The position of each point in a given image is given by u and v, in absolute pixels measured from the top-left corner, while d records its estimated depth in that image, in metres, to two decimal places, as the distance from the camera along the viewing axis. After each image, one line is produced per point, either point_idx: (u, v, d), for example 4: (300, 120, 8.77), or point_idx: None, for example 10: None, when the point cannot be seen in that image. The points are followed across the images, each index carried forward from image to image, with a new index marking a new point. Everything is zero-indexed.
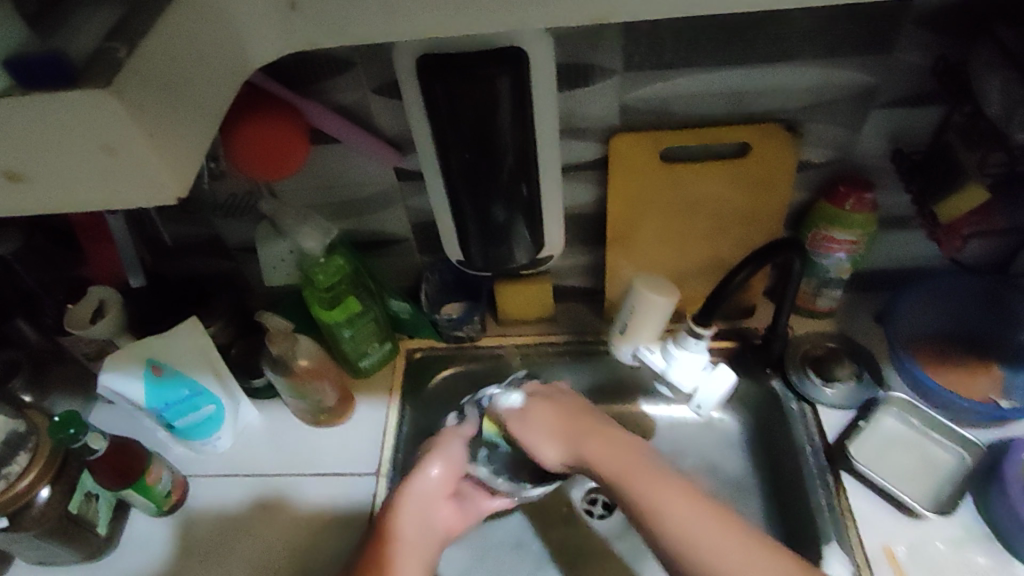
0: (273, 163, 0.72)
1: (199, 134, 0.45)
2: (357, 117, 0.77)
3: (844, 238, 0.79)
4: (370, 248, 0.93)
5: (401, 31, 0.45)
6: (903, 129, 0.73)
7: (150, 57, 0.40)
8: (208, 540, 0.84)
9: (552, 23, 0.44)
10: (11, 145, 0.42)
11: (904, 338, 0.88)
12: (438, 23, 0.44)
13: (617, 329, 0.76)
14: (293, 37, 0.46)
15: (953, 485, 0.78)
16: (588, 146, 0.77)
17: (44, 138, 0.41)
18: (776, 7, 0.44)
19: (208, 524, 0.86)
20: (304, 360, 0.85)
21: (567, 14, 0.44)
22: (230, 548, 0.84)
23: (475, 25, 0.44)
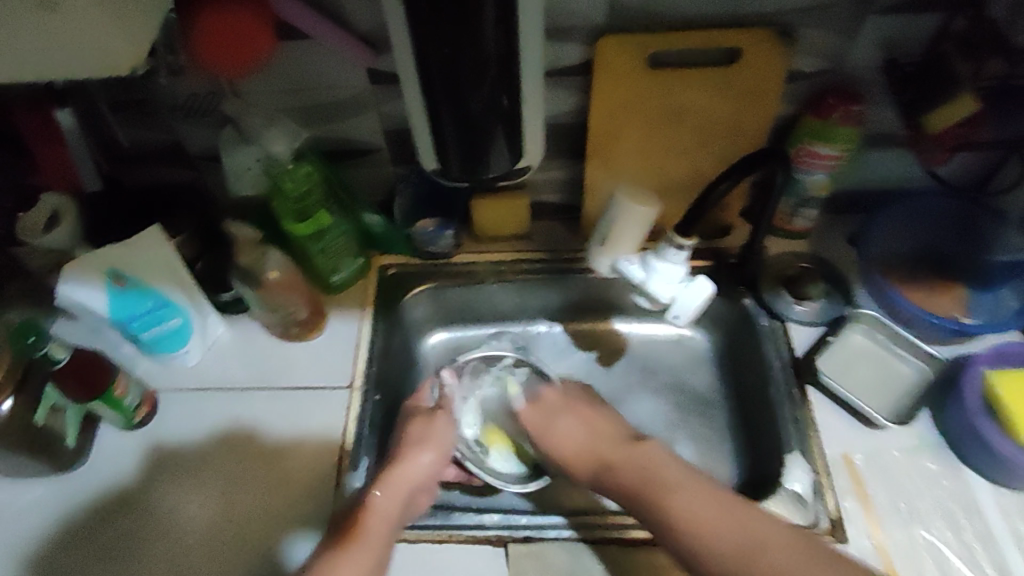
0: (231, 54, 0.69)
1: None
2: (327, 10, 0.72)
3: (827, 152, 0.77)
4: (341, 158, 0.89)
5: None
6: (897, 38, 0.71)
7: None
8: (178, 452, 0.83)
9: None
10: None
11: (876, 259, 0.88)
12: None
13: (595, 238, 0.74)
14: None
15: (911, 398, 0.81)
16: (572, 49, 0.74)
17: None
18: None
19: (177, 436, 0.84)
20: (276, 271, 0.83)
21: None
22: (202, 460, 0.83)
23: None
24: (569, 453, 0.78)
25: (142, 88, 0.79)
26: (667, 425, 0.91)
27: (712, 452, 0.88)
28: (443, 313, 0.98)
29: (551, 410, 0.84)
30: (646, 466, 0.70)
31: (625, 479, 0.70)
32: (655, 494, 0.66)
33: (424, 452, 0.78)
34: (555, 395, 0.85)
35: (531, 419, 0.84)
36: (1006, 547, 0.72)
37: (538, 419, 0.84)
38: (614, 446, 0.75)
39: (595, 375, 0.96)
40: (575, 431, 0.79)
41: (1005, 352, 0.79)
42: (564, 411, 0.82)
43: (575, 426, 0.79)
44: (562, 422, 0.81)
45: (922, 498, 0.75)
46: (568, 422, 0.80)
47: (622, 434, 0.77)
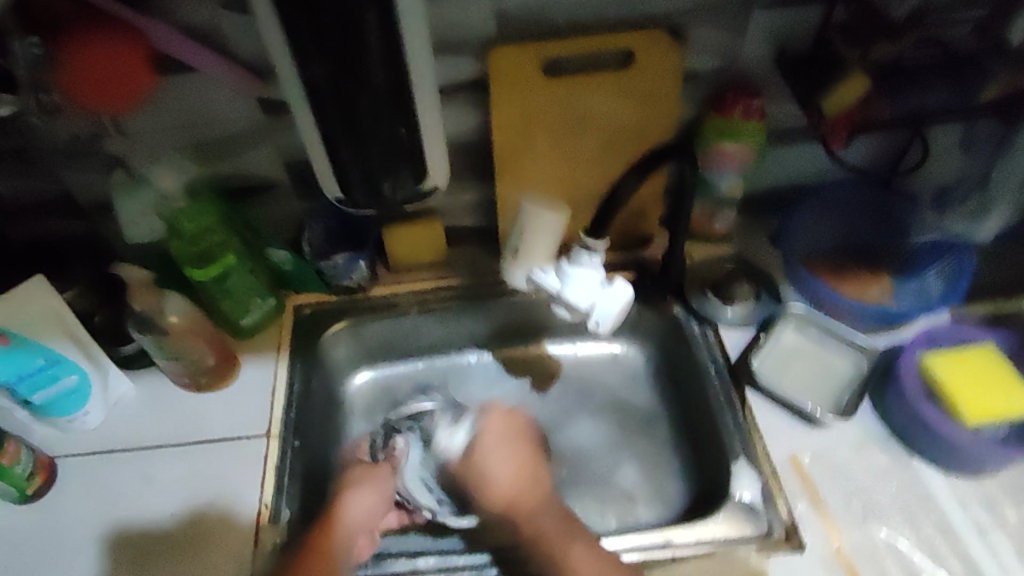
0: (111, 85, 0.67)
1: None
2: (209, 38, 0.70)
3: (732, 150, 0.77)
4: (247, 195, 0.85)
5: None
6: (784, 31, 0.72)
7: None
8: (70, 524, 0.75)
9: None
10: None
11: (802, 253, 0.87)
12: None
13: (507, 251, 0.71)
14: None
15: (853, 391, 0.78)
16: (466, 62, 0.73)
17: None
18: None
19: (69, 507, 0.76)
20: (176, 316, 0.78)
21: None
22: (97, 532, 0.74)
23: None
24: (489, 487, 0.75)
25: (19, 132, 0.75)
26: (609, 447, 0.86)
27: (658, 471, 0.84)
28: (364, 350, 0.93)
29: (512, 427, 0.81)
30: (512, 512, 0.73)
31: (511, 506, 0.73)
32: (520, 520, 0.72)
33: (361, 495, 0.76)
34: (497, 425, 0.80)
35: (458, 459, 0.80)
36: (970, 538, 0.69)
37: (500, 428, 0.80)
38: (539, 493, 0.74)
39: (529, 402, 0.91)
40: (499, 471, 0.76)
41: (937, 334, 0.77)
42: (517, 444, 0.79)
43: (507, 466, 0.76)
44: (497, 456, 0.77)
45: (876, 494, 0.71)
46: (502, 458, 0.77)
47: (540, 491, 0.74)
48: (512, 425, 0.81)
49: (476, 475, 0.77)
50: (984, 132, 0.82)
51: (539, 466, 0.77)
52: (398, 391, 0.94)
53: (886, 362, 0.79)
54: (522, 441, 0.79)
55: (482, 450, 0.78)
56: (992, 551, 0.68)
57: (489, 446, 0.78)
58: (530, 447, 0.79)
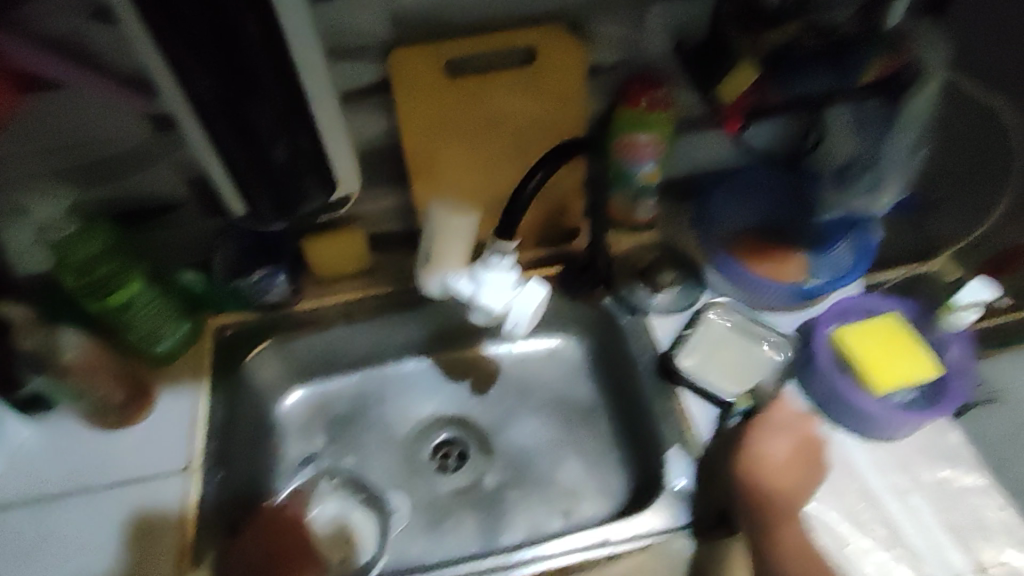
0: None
1: None
2: (76, 52, 0.64)
3: (647, 140, 0.77)
4: (142, 218, 0.81)
5: None
6: (682, 22, 0.72)
7: None
8: None
9: None
10: None
11: (722, 234, 0.89)
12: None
13: (421, 261, 0.68)
14: None
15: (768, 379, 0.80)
16: (366, 67, 0.70)
17: None
18: None
19: None
20: (73, 352, 0.75)
21: None
22: None
23: None
24: (770, 463, 0.72)
25: None
26: (551, 444, 0.88)
27: (600, 463, 0.86)
28: (295, 368, 0.90)
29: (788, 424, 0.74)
30: (785, 501, 0.69)
31: (774, 499, 0.69)
32: (775, 516, 0.68)
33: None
34: (789, 413, 0.75)
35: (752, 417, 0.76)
36: (888, 500, 0.72)
37: (794, 416, 0.75)
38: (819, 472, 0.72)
39: (471, 407, 0.92)
40: (778, 452, 0.72)
41: (845, 308, 0.80)
42: (792, 434, 0.74)
43: (786, 455, 0.72)
44: (774, 440, 0.73)
45: None
46: (781, 448, 0.73)
47: (798, 486, 0.71)
48: (807, 418, 0.76)
49: (752, 458, 0.72)
50: (872, 109, 0.74)
51: (807, 457, 0.73)
52: (336, 406, 0.91)
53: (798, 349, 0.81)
54: (802, 436, 0.74)
55: (756, 443, 0.73)
56: (909, 510, 0.71)
57: (774, 426, 0.74)
58: (808, 436, 0.74)
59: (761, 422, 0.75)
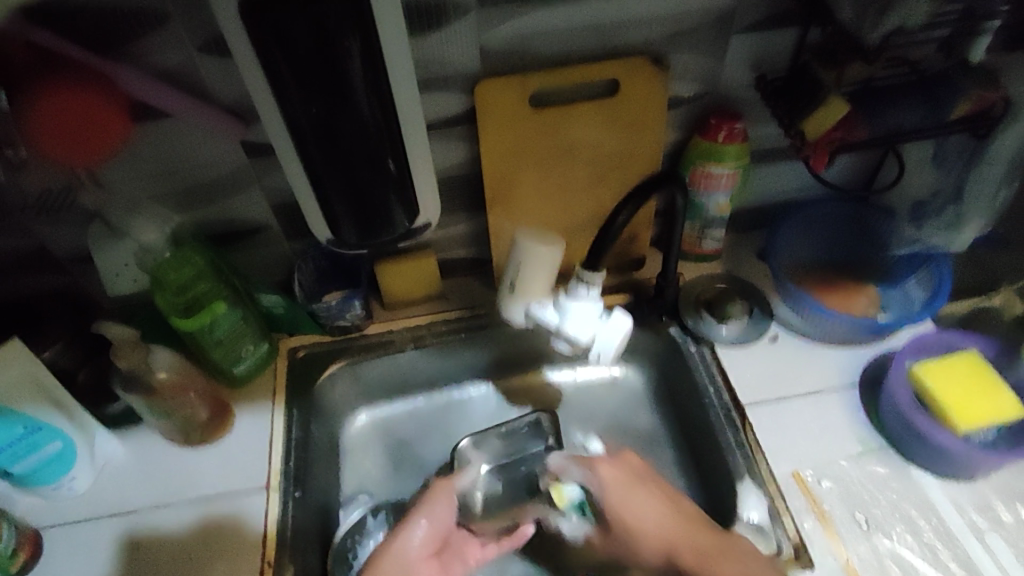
0: (58, 137, 0.62)
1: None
2: (187, 84, 0.67)
3: (720, 173, 0.79)
4: (227, 242, 0.83)
5: None
6: (764, 54, 0.73)
7: None
8: None
9: None
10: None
11: (789, 267, 0.89)
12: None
13: (504, 287, 0.71)
14: None
15: (764, 420, 0.79)
16: (452, 98, 0.72)
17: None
18: None
19: None
20: (164, 372, 0.75)
21: None
22: None
23: None
24: (642, 526, 0.71)
25: None
26: None
27: None
28: (361, 390, 0.92)
29: (616, 478, 0.75)
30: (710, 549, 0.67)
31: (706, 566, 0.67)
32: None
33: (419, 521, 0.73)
34: (610, 473, 0.75)
35: (612, 477, 0.75)
36: (967, 541, 0.70)
37: (612, 482, 0.75)
38: (687, 528, 0.70)
39: None
40: (646, 513, 0.72)
41: (925, 343, 0.79)
42: (644, 483, 0.74)
43: (653, 510, 0.71)
44: (639, 502, 0.73)
45: (877, 505, 0.73)
46: (646, 504, 0.72)
47: (692, 519, 0.70)
48: (628, 462, 0.76)
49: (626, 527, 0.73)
50: (954, 147, 0.77)
51: (636, 484, 0.74)
52: (401, 429, 0.93)
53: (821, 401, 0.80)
54: (643, 480, 0.74)
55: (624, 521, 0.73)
56: (991, 553, 0.70)
57: (626, 492, 0.73)
58: (643, 475, 0.75)
59: (608, 498, 0.74)
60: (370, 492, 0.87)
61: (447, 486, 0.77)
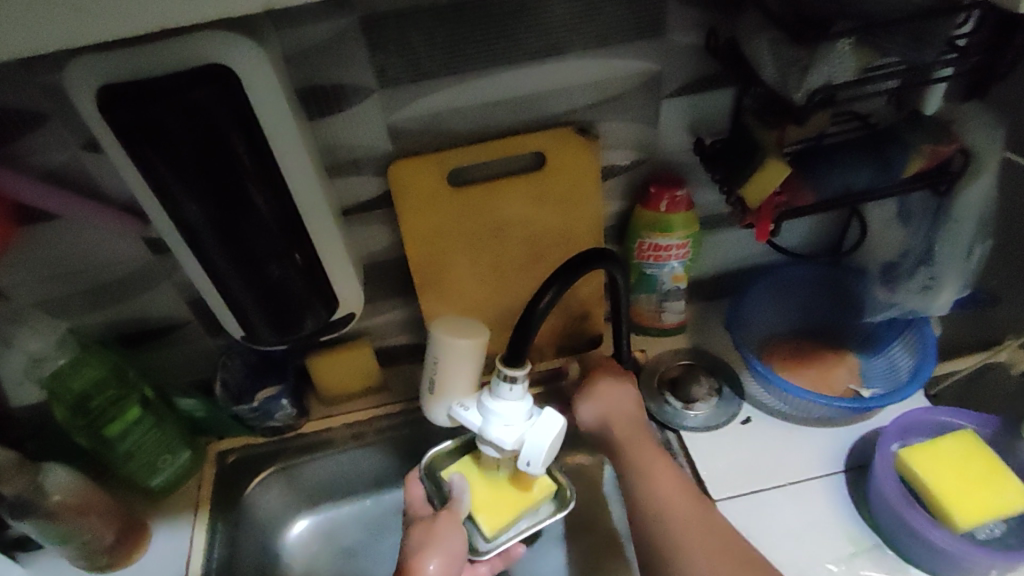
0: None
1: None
2: (76, 183, 0.62)
3: (670, 243, 0.72)
4: (144, 343, 0.77)
5: None
6: (699, 117, 0.68)
7: None
8: None
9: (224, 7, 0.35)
10: None
11: (759, 340, 0.80)
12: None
13: (427, 387, 0.65)
14: None
15: (741, 517, 0.69)
16: (366, 181, 0.67)
17: None
18: None
19: None
20: (59, 494, 0.67)
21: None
22: None
23: None
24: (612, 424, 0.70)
25: None
26: None
27: None
28: (298, 494, 0.84)
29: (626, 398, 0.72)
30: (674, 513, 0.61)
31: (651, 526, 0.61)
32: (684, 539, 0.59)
33: (428, 557, 0.62)
34: (630, 397, 0.72)
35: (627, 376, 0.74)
36: None
37: (628, 403, 0.72)
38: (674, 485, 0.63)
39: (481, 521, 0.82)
40: (624, 408, 0.71)
41: (911, 423, 0.70)
42: (635, 399, 0.72)
43: (629, 417, 0.70)
44: (620, 398, 0.72)
45: None
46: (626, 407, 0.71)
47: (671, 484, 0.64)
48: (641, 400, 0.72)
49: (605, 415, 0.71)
50: (918, 203, 0.68)
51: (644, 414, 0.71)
52: (344, 536, 0.85)
53: (801, 492, 0.71)
54: (646, 418, 0.71)
55: (634, 464, 0.66)
56: None
57: (622, 392, 0.72)
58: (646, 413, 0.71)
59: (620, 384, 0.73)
60: None
61: (452, 514, 0.68)
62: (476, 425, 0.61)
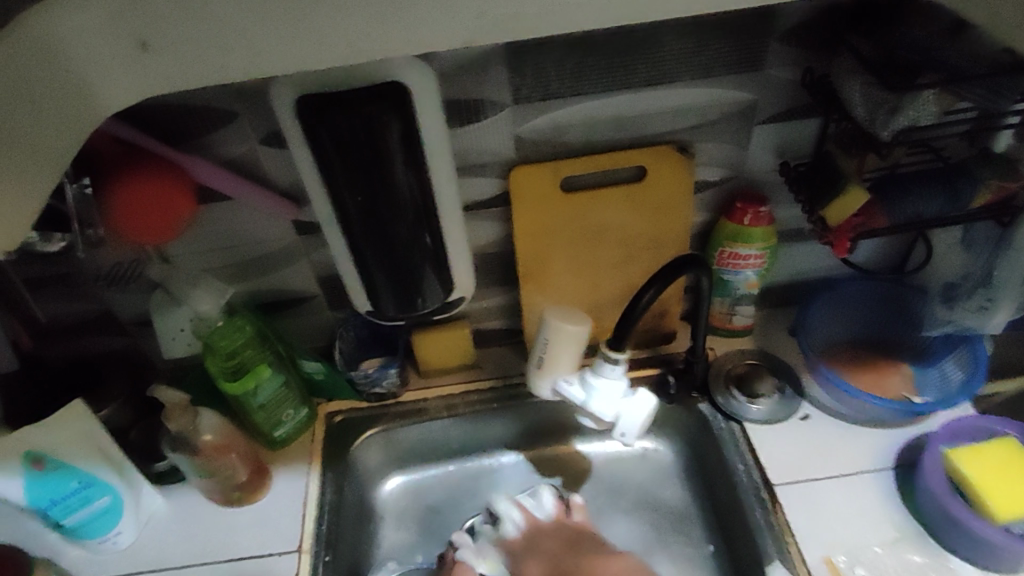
0: (139, 219, 0.69)
1: (205, 67, 0.41)
2: (247, 171, 0.75)
3: (748, 253, 0.81)
4: (277, 310, 0.89)
5: (277, 65, 0.41)
6: (786, 142, 0.77)
7: (176, 32, 0.39)
8: None
9: (430, 47, 0.42)
10: (102, 66, 0.40)
11: (819, 346, 0.89)
12: (253, 32, 0.39)
13: (534, 363, 0.75)
14: (151, 85, 0.41)
15: (796, 500, 0.78)
16: (487, 182, 0.77)
17: (193, 54, 0.40)
18: (646, 19, 0.42)
19: None
20: (208, 434, 0.80)
21: (437, 38, 0.41)
22: None
23: (356, 47, 0.41)
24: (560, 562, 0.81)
25: (63, 262, 0.78)
26: (643, 548, 0.85)
27: (692, 568, 0.83)
28: (394, 455, 0.93)
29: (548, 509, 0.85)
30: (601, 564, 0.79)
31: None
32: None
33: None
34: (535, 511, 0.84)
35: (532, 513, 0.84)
36: None
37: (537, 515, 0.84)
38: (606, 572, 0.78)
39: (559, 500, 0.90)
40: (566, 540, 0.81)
41: (959, 428, 0.78)
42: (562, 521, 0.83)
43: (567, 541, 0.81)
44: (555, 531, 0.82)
45: None
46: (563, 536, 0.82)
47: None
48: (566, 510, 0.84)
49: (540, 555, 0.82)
50: (982, 233, 0.76)
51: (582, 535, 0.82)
52: (432, 495, 0.93)
53: (853, 483, 0.79)
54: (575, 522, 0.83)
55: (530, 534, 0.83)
56: None
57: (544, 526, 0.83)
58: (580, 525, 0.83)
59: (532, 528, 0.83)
60: (398, 560, 0.87)
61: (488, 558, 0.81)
62: (581, 399, 0.72)
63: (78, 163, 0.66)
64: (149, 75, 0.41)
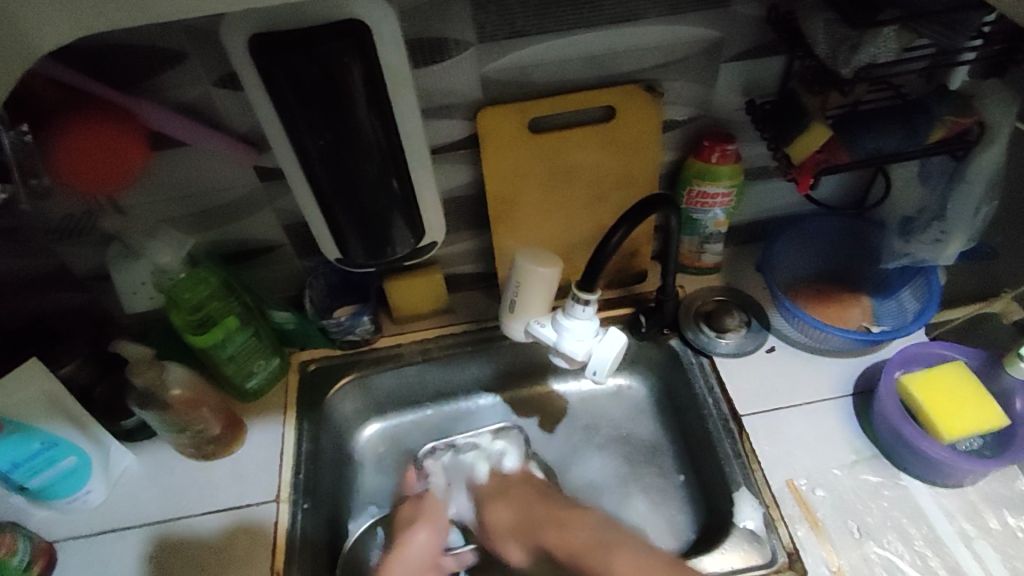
0: (81, 166, 0.65)
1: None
2: (202, 115, 0.71)
3: (717, 192, 0.82)
4: (243, 260, 0.87)
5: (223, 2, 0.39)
6: (753, 80, 0.77)
7: None
8: None
9: None
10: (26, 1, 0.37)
11: (783, 281, 0.91)
12: None
13: (506, 306, 0.76)
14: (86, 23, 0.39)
15: (761, 428, 0.82)
16: (455, 124, 0.76)
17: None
18: None
19: None
20: (177, 388, 0.79)
21: None
22: None
23: None
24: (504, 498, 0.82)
25: (9, 217, 0.75)
26: (618, 481, 0.88)
27: (665, 499, 0.86)
28: (372, 402, 0.94)
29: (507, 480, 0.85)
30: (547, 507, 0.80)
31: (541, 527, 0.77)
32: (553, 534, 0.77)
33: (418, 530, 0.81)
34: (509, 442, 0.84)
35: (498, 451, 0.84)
36: (957, 549, 0.73)
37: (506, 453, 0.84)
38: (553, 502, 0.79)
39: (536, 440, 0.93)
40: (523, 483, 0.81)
41: (914, 355, 0.82)
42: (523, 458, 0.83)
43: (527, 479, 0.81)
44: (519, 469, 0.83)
45: (866, 511, 0.75)
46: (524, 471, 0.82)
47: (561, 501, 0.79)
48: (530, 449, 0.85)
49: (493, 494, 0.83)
50: (937, 166, 0.78)
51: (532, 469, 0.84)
52: (410, 439, 0.94)
53: (816, 411, 0.83)
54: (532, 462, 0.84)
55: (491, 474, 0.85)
56: (977, 560, 0.72)
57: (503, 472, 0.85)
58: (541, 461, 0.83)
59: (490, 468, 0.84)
60: (379, 503, 0.90)
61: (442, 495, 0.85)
62: (550, 338, 0.73)
63: (13, 110, 0.62)
64: (86, 13, 0.38)
